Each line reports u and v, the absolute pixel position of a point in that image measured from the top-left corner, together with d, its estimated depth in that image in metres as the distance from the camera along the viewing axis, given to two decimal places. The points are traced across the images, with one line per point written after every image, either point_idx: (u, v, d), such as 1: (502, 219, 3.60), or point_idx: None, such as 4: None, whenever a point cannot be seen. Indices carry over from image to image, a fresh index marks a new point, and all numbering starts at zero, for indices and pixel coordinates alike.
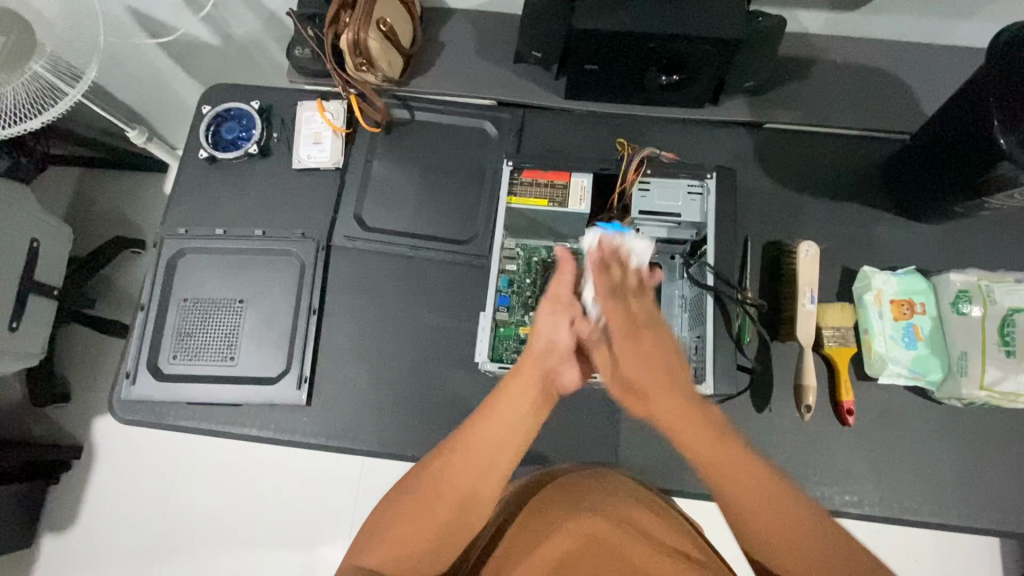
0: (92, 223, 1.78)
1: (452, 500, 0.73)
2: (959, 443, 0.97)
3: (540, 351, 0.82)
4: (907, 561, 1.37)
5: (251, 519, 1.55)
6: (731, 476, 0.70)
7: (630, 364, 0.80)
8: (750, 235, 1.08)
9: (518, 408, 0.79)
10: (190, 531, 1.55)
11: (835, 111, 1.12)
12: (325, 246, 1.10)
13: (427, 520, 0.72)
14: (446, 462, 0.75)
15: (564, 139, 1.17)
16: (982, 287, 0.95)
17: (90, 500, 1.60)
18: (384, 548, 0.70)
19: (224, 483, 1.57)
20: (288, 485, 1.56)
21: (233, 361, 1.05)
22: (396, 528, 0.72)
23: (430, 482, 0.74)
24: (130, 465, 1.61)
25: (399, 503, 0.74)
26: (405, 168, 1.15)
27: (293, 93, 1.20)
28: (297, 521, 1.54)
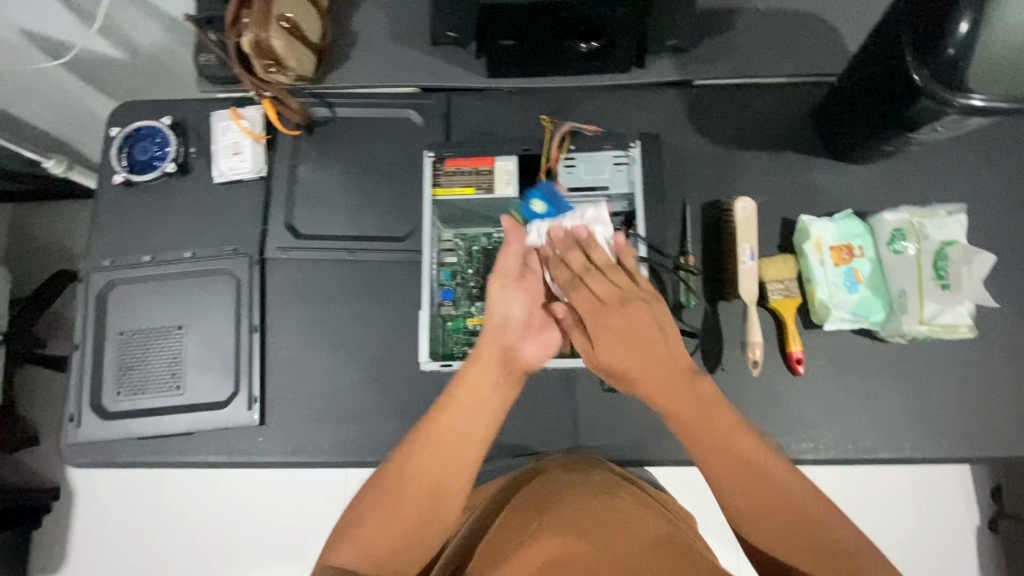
0: (31, 260, 1.71)
1: (418, 490, 0.72)
2: (906, 379, 0.99)
3: (495, 351, 0.82)
4: (880, 494, 1.42)
5: (240, 538, 1.55)
6: (717, 459, 0.67)
7: (613, 350, 0.78)
8: (688, 198, 1.07)
9: (480, 391, 0.80)
10: (180, 557, 1.55)
11: (762, 60, 1.10)
12: (258, 260, 1.06)
13: (398, 511, 0.70)
14: (415, 459, 0.74)
15: (491, 120, 1.13)
16: (915, 224, 0.96)
17: (74, 540, 1.58)
18: (357, 542, 0.67)
19: (208, 506, 1.56)
20: (273, 499, 1.56)
21: (180, 389, 1.03)
22: (373, 521, 0.69)
23: (397, 477, 0.73)
24: (109, 503, 1.59)
25: (367, 501, 0.72)
26: (332, 169, 1.11)
27: (206, 103, 1.15)
28: (287, 533, 1.54)
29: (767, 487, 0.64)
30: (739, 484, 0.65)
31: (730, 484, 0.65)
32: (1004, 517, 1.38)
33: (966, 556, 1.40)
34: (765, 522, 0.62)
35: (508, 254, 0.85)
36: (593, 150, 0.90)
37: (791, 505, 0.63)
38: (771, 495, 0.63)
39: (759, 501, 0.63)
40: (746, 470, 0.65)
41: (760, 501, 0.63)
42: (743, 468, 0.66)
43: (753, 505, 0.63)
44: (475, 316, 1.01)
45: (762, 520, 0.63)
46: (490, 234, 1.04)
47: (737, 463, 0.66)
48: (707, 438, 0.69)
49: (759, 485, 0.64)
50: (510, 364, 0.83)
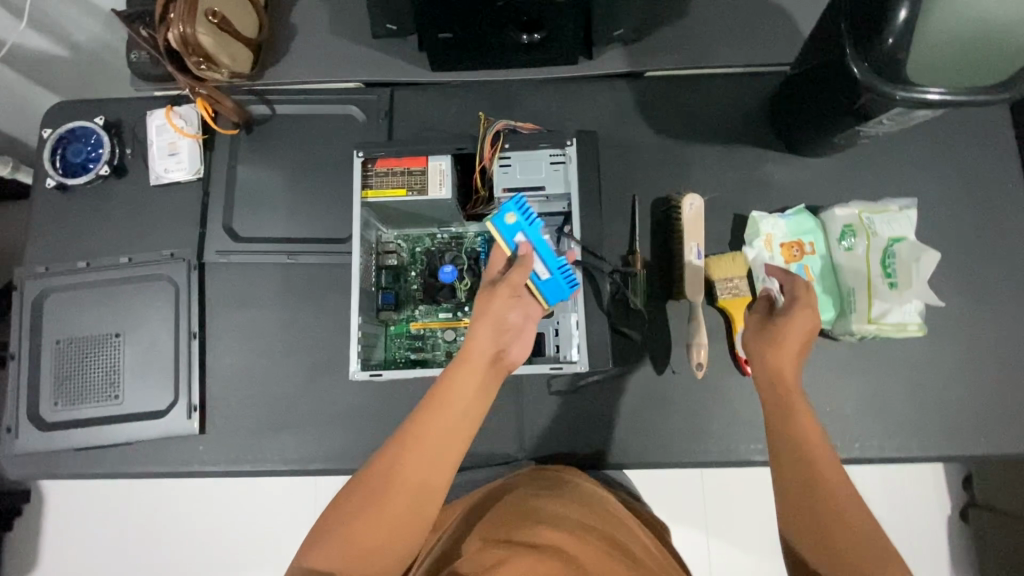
0: None
1: (407, 494, 0.63)
2: (857, 377, 0.97)
3: (485, 351, 0.72)
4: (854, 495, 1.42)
5: (208, 541, 1.54)
6: (793, 479, 0.61)
7: (783, 375, 0.71)
8: (637, 194, 1.04)
9: (466, 389, 0.70)
10: (149, 559, 1.55)
11: (714, 50, 1.06)
12: (197, 265, 1.03)
13: (379, 514, 0.62)
14: (403, 460, 0.64)
15: (437, 115, 1.09)
16: (864, 220, 0.94)
17: (42, 543, 1.58)
18: (336, 547, 0.60)
19: (176, 508, 1.56)
20: (242, 501, 1.55)
21: (119, 398, 1.00)
22: (354, 522, 0.61)
23: (382, 475, 0.64)
24: (76, 506, 1.58)
25: (346, 498, 0.64)
26: (273, 169, 1.08)
27: (142, 102, 1.11)
28: (255, 536, 1.54)
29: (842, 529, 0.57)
30: (809, 524, 0.58)
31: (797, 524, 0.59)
32: (973, 508, 1.37)
33: (935, 547, 1.40)
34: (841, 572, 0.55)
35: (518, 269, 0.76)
36: (529, 147, 0.87)
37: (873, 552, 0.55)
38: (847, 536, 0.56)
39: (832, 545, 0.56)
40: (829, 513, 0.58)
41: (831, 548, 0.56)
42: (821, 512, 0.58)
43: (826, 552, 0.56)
44: (417, 321, 0.98)
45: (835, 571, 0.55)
46: (434, 234, 1.01)
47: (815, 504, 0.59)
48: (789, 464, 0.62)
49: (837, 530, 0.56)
50: (498, 368, 0.74)
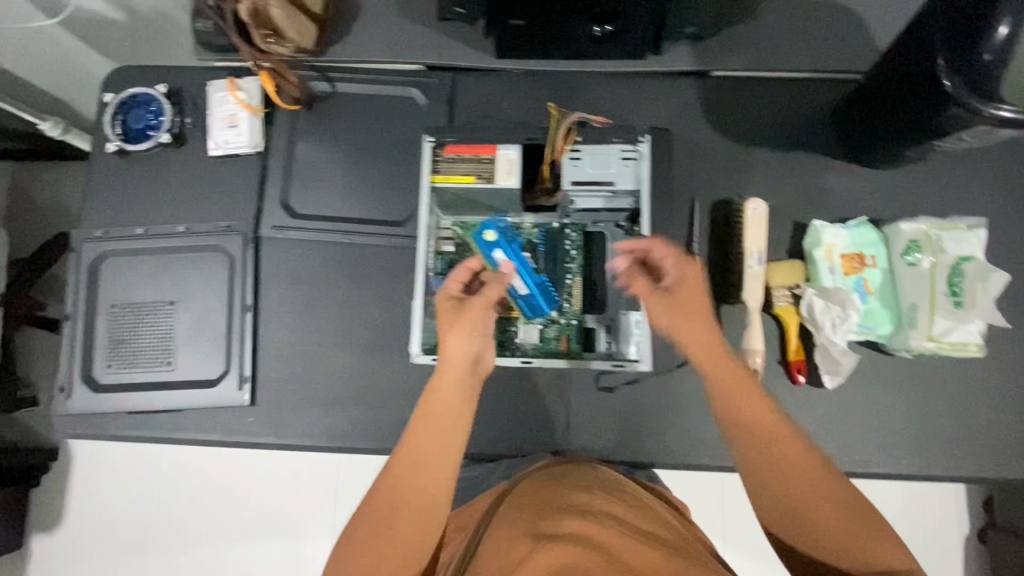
0: (31, 220, 1.70)
1: (411, 514, 0.70)
2: (909, 394, 0.96)
3: (463, 359, 0.79)
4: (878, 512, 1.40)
5: (235, 509, 1.57)
6: (783, 464, 0.68)
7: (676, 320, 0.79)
8: (697, 195, 1.03)
9: (450, 406, 0.76)
10: (177, 522, 1.58)
11: (785, 53, 1.04)
12: (253, 239, 1.04)
13: (392, 535, 0.69)
14: (402, 482, 0.72)
15: (498, 102, 1.07)
16: (932, 236, 0.93)
17: (72, 499, 1.61)
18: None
19: (204, 474, 1.59)
20: (270, 473, 1.58)
21: (170, 365, 1.02)
22: (372, 550, 0.69)
23: (385, 504, 0.71)
24: (107, 466, 1.61)
25: (362, 533, 0.70)
26: (332, 147, 1.07)
27: (203, 71, 1.10)
28: (281, 508, 1.56)
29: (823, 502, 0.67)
30: (798, 507, 0.67)
31: (785, 505, 0.67)
32: (992, 529, 1.37)
33: (952, 566, 1.40)
34: (821, 535, 0.65)
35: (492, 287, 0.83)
36: (601, 142, 0.87)
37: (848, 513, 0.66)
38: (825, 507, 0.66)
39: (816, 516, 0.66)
40: (810, 492, 0.67)
41: (815, 520, 0.66)
42: (803, 494, 0.67)
43: (812, 524, 0.66)
44: None
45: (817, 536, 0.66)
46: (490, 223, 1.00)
47: (794, 487, 0.67)
48: (761, 450, 0.70)
49: (818, 504, 0.66)
50: (477, 373, 0.79)
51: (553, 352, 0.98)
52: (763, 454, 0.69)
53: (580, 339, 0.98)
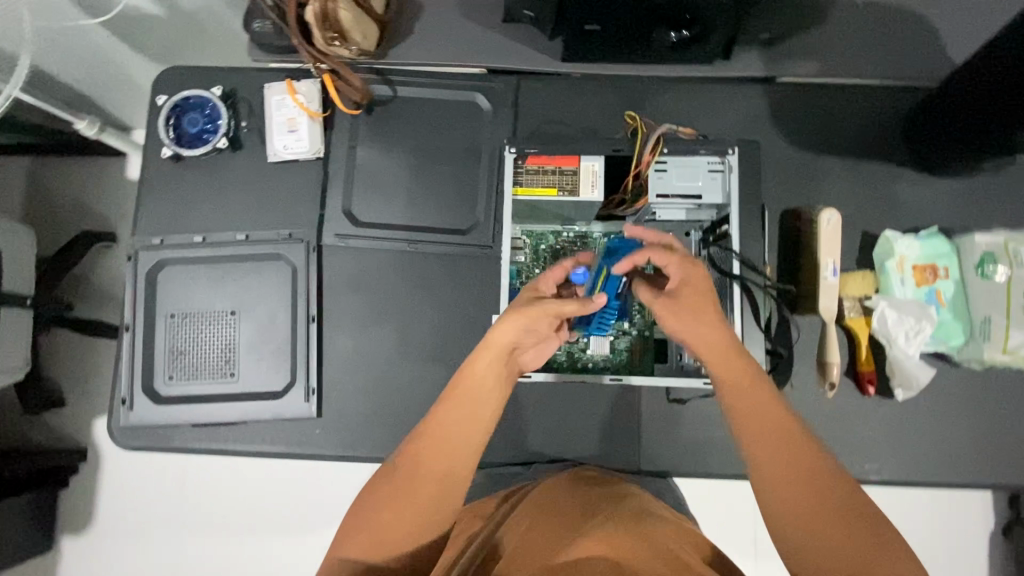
0: (58, 218, 1.66)
1: (430, 485, 0.68)
2: (977, 405, 0.97)
3: (506, 346, 0.74)
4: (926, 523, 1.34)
5: (270, 514, 1.54)
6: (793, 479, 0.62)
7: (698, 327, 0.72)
8: (768, 204, 1.02)
9: (485, 384, 0.73)
10: (211, 527, 1.55)
11: (854, 61, 1.04)
12: (316, 247, 1.02)
13: (411, 501, 0.67)
14: (422, 453, 0.70)
15: (563, 107, 1.05)
16: (1009, 249, 0.93)
17: (104, 503, 1.59)
18: (369, 542, 0.66)
19: (238, 478, 1.55)
20: (305, 479, 1.53)
21: (234, 376, 1.00)
22: (383, 514, 0.67)
23: (405, 471, 0.69)
24: (141, 469, 1.59)
25: (372, 497, 0.69)
26: (394, 153, 1.05)
27: (259, 74, 1.07)
28: (316, 513, 1.52)
29: (836, 524, 0.60)
30: (803, 521, 0.60)
31: (787, 522, 0.61)
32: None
33: None
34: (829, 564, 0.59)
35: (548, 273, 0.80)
36: (687, 154, 0.86)
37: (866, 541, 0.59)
38: (837, 531, 0.59)
39: (826, 541, 0.59)
40: (821, 513, 0.60)
41: (824, 545, 0.59)
42: (810, 513, 0.60)
43: (819, 548, 0.59)
44: None
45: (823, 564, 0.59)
46: (559, 232, 0.99)
47: (802, 503, 0.61)
48: (774, 457, 0.64)
49: (826, 526, 0.60)
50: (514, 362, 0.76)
51: (625, 364, 0.97)
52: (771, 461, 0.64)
53: (651, 350, 0.97)
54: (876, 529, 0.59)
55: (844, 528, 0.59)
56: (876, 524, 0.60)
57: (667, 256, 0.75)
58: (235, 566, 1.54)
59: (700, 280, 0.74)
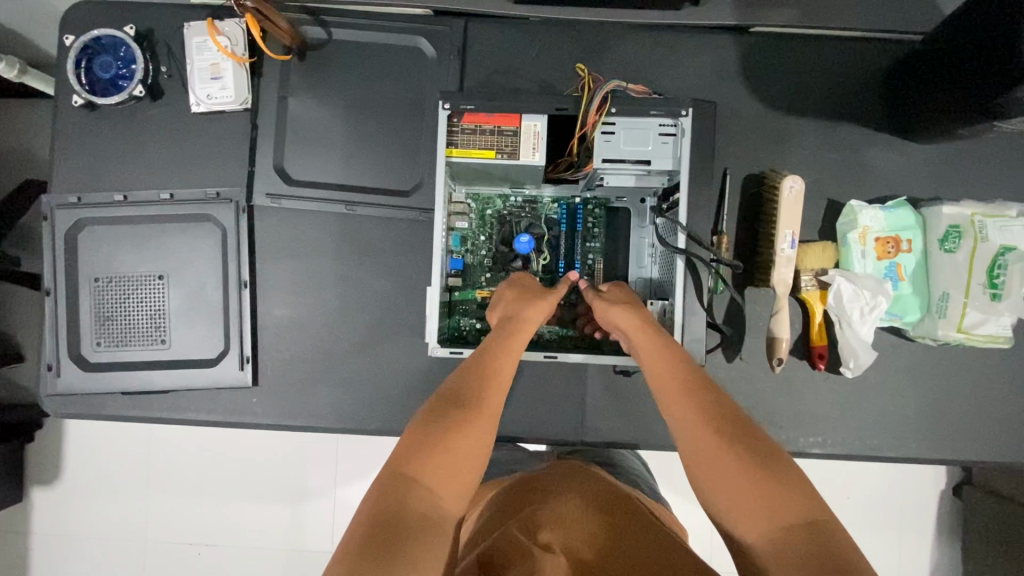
0: None
1: (490, 418, 0.68)
2: (926, 380, 0.95)
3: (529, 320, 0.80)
4: (886, 492, 1.36)
5: (223, 486, 1.46)
6: (712, 457, 0.62)
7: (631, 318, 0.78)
8: (730, 167, 0.95)
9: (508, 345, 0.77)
10: (161, 495, 1.47)
11: (839, 10, 0.94)
12: (246, 208, 0.95)
13: (476, 432, 0.66)
14: (482, 384, 0.71)
15: (514, 56, 0.96)
16: (975, 223, 0.88)
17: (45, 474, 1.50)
18: (434, 470, 0.61)
19: (188, 446, 1.47)
20: (261, 449, 1.46)
21: (165, 343, 0.95)
22: (450, 442, 0.63)
23: (468, 399, 0.68)
24: (90, 436, 1.49)
25: (429, 426, 0.64)
26: (329, 105, 0.96)
27: (178, 12, 0.97)
28: (274, 483, 1.45)
29: (745, 471, 0.60)
30: (725, 486, 0.60)
31: (705, 480, 0.62)
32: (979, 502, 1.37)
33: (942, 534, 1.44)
34: (744, 515, 0.58)
35: (527, 282, 0.86)
36: (637, 114, 0.78)
37: (773, 484, 0.58)
38: (743, 479, 0.60)
39: (736, 493, 0.59)
40: (730, 460, 0.61)
41: (732, 487, 0.60)
42: (716, 458, 0.62)
43: (726, 490, 0.60)
44: (484, 289, 0.92)
45: (735, 511, 0.59)
46: (507, 196, 0.93)
47: (717, 456, 0.62)
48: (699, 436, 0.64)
49: (733, 473, 0.60)
50: (525, 326, 0.79)
51: (571, 336, 0.94)
52: (694, 440, 0.64)
53: None
54: (786, 474, 0.59)
55: (750, 471, 0.60)
56: (787, 467, 0.60)
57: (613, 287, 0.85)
58: (187, 538, 1.46)
59: (626, 293, 0.83)
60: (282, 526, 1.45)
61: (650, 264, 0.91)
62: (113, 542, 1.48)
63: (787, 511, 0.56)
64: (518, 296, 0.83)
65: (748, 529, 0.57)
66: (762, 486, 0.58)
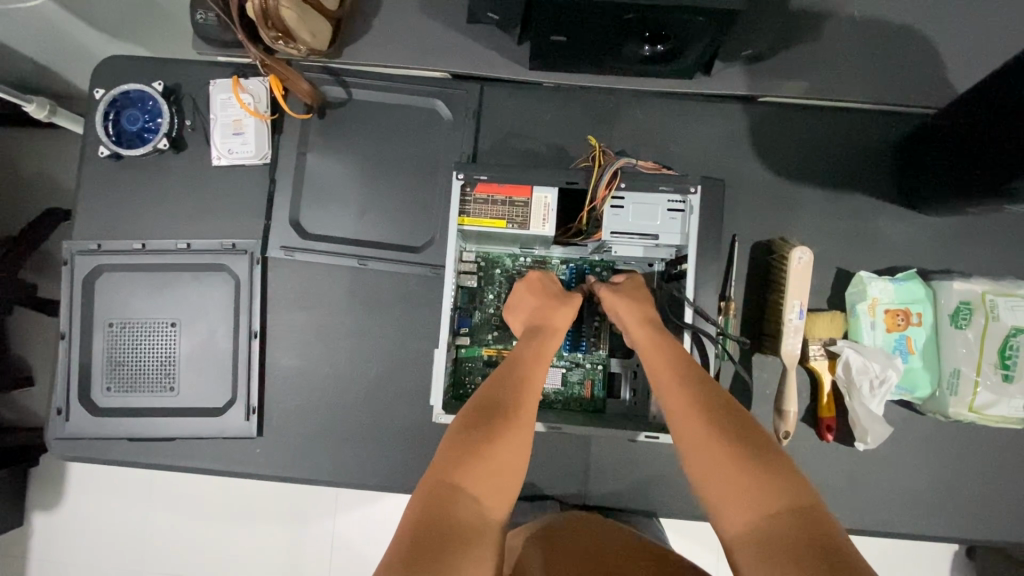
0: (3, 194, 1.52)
1: (524, 425, 0.68)
2: (937, 455, 0.94)
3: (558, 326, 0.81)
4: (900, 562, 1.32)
5: (221, 524, 1.45)
6: (707, 447, 0.62)
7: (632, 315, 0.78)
8: (738, 234, 0.95)
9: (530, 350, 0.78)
10: (159, 529, 1.46)
11: (849, 83, 0.95)
12: (260, 259, 0.97)
13: (513, 438, 0.66)
14: (512, 391, 0.71)
15: (528, 121, 0.98)
16: (987, 301, 0.88)
17: (45, 503, 1.49)
18: (476, 476, 0.61)
19: (188, 481, 1.46)
20: (262, 488, 1.45)
21: (174, 390, 0.96)
22: (487, 449, 0.64)
23: (500, 406, 0.69)
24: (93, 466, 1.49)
25: (464, 434, 0.65)
26: (347, 162, 0.99)
27: (205, 69, 1.00)
28: (274, 524, 1.44)
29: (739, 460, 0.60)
30: (716, 473, 0.60)
31: (697, 470, 0.62)
32: None
33: None
34: (733, 504, 0.58)
35: (548, 280, 0.86)
36: (646, 189, 0.79)
37: (762, 474, 0.58)
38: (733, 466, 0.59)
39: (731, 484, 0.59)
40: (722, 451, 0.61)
41: (721, 483, 0.59)
42: (708, 449, 0.62)
43: (714, 481, 0.60)
44: (490, 348, 0.93)
45: (722, 507, 0.59)
46: (516, 256, 0.94)
47: (713, 448, 0.62)
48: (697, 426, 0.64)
49: (725, 462, 0.60)
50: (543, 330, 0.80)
51: (576, 398, 0.93)
52: (689, 431, 0.64)
53: (604, 384, 0.93)
54: (774, 463, 0.59)
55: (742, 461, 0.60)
56: (771, 458, 0.59)
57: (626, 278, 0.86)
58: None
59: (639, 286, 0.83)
60: (279, 568, 1.44)
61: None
62: None
63: (776, 499, 0.56)
64: (538, 302, 0.84)
65: (733, 519, 0.57)
66: (754, 475, 0.58)
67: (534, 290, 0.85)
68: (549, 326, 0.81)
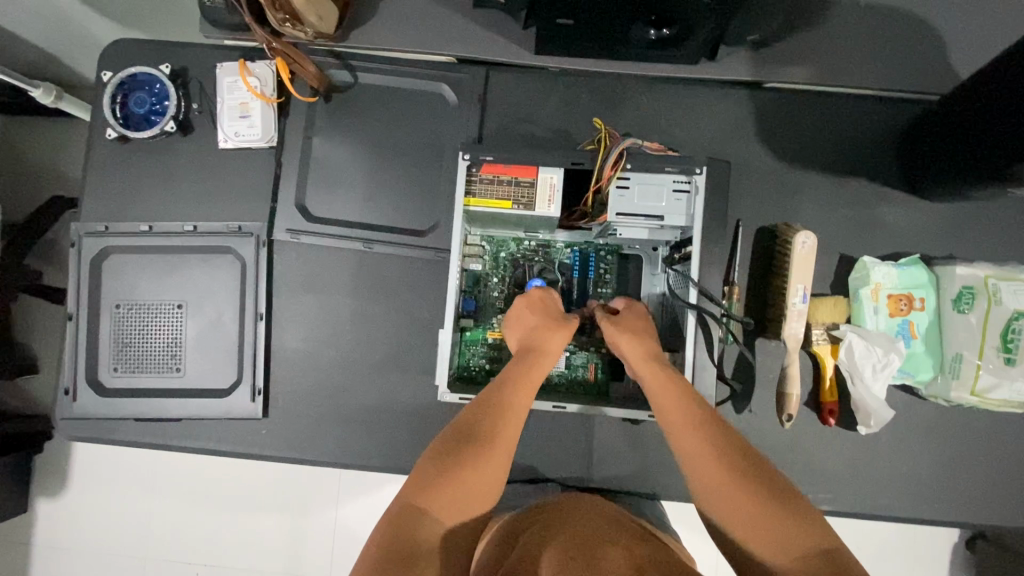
0: (9, 180, 1.52)
1: (502, 454, 0.70)
2: (938, 440, 0.94)
3: (549, 350, 0.80)
4: (899, 550, 1.33)
5: (225, 509, 1.46)
6: (720, 487, 0.64)
7: (637, 345, 0.78)
8: (742, 219, 0.96)
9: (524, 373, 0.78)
10: (163, 514, 1.47)
11: (854, 69, 0.95)
12: (266, 241, 0.97)
13: (491, 467, 0.68)
14: (497, 420, 0.72)
15: (534, 105, 0.99)
16: (990, 285, 0.88)
17: (50, 488, 1.50)
18: (441, 503, 0.64)
19: (192, 467, 1.47)
20: (266, 473, 1.46)
21: (180, 371, 0.97)
22: (464, 478, 0.66)
23: (485, 436, 0.70)
24: (98, 451, 1.50)
25: (441, 462, 0.67)
26: (352, 145, 0.99)
27: (212, 53, 1.01)
28: (278, 509, 1.45)
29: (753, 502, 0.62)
30: (730, 513, 0.62)
31: (712, 505, 0.64)
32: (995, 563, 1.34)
33: None
34: (754, 543, 0.60)
35: (549, 298, 0.85)
36: (652, 170, 0.80)
37: (781, 516, 0.60)
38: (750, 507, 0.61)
39: (747, 523, 0.61)
40: (737, 493, 0.63)
41: (735, 520, 0.62)
42: (722, 490, 0.64)
43: (729, 518, 0.62)
44: (495, 331, 0.93)
45: (740, 544, 0.61)
46: (521, 239, 0.94)
47: (727, 488, 0.63)
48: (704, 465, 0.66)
49: (740, 502, 0.62)
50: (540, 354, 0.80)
51: (579, 381, 0.94)
52: (701, 469, 0.66)
53: (607, 367, 0.94)
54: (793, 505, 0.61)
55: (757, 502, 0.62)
56: (787, 499, 0.61)
57: (628, 302, 0.85)
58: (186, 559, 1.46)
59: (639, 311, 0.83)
60: (283, 554, 1.45)
61: (659, 314, 0.92)
62: (113, 560, 1.47)
63: (799, 541, 0.58)
64: (538, 320, 0.82)
65: (766, 549, 0.59)
66: (769, 515, 0.60)
67: (535, 309, 0.83)
68: (543, 348, 0.80)
